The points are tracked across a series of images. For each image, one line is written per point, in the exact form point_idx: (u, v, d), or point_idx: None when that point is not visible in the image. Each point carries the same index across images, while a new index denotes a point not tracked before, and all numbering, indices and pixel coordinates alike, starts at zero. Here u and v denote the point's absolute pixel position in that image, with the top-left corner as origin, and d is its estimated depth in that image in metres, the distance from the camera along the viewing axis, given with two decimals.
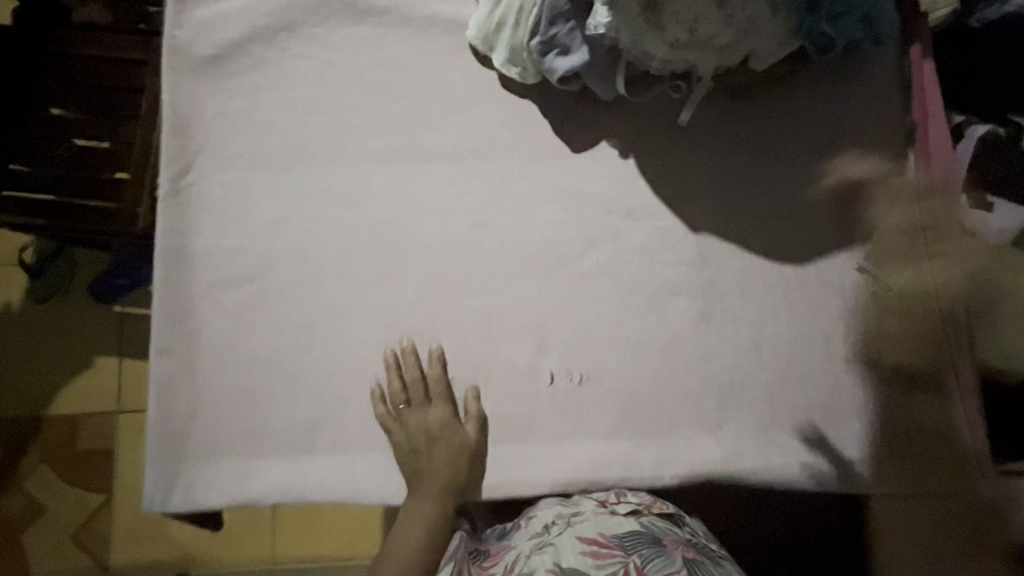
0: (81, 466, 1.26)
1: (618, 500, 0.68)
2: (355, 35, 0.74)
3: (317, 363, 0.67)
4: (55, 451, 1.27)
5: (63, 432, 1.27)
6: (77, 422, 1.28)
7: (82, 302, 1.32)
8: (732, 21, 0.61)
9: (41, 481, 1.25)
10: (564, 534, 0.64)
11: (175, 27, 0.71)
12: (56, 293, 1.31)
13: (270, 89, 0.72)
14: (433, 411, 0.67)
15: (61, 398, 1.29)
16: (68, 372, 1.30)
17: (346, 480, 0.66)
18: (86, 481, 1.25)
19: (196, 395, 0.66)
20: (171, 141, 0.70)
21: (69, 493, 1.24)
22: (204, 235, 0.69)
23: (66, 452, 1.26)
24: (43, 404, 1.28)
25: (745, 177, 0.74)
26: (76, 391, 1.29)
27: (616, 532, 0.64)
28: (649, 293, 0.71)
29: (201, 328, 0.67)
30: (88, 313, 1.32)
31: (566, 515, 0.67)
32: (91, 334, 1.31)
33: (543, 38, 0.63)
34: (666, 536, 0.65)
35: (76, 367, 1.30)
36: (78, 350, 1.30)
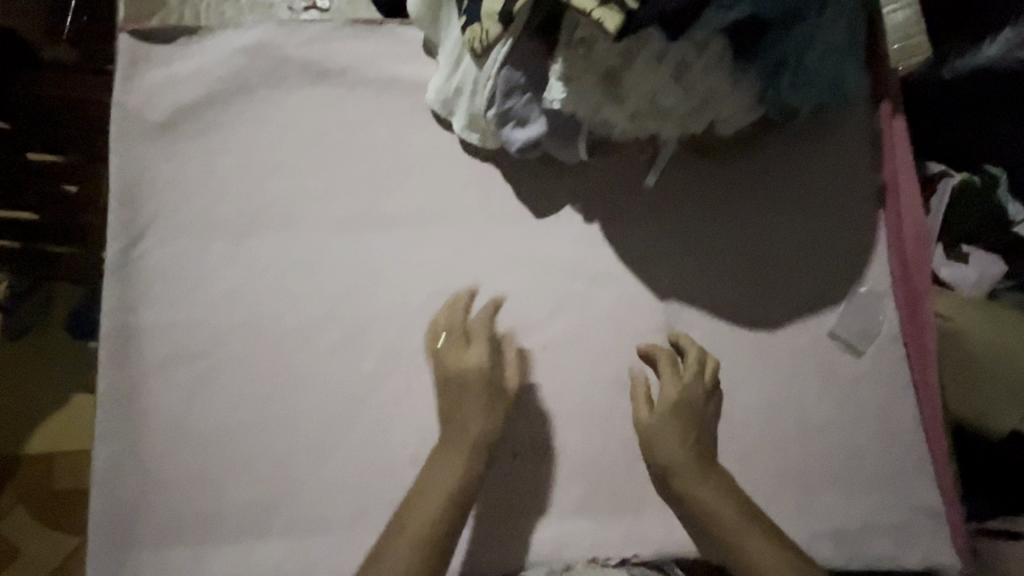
0: (58, 506, 1.24)
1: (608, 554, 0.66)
2: (312, 96, 0.71)
3: (272, 442, 0.66)
4: (30, 491, 1.25)
5: (39, 471, 1.26)
6: (53, 461, 1.26)
7: (60, 338, 1.32)
8: (691, 93, 0.59)
9: (16, 523, 1.23)
10: None
11: (124, 94, 0.69)
12: (33, 328, 1.31)
13: (223, 153, 0.69)
14: (472, 350, 0.64)
15: (39, 435, 1.28)
16: (44, 409, 1.28)
17: (302, 563, 0.64)
18: (63, 521, 1.24)
19: (146, 479, 0.64)
20: (120, 211, 0.67)
21: (45, 535, 1.22)
22: (154, 309, 0.67)
23: (43, 492, 1.25)
24: (19, 442, 1.27)
25: (713, 239, 0.72)
26: (52, 429, 1.28)
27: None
28: (615, 363, 0.70)
29: (152, 408, 0.65)
30: (67, 348, 1.31)
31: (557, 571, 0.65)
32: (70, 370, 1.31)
33: (498, 111, 0.62)
34: None
35: (53, 403, 1.29)
36: (57, 387, 1.30)
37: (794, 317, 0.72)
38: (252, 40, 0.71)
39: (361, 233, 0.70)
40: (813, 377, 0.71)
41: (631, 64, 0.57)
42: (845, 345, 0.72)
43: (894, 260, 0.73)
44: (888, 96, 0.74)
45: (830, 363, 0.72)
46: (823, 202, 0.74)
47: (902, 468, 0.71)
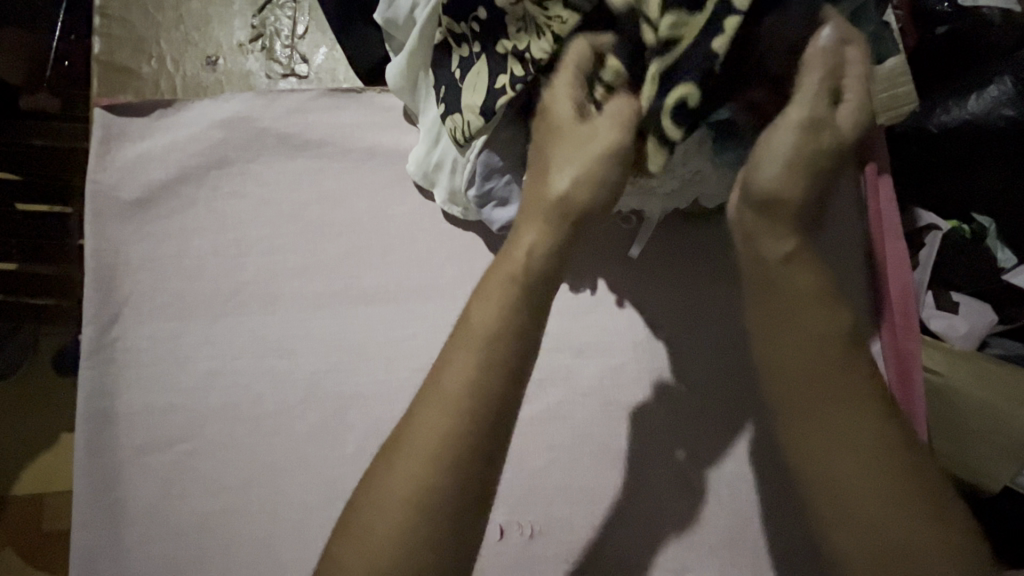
0: (46, 550, 1.23)
1: None
2: (289, 169, 0.70)
3: (254, 529, 0.64)
4: (17, 535, 1.23)
5: (27, 514, 1.24)
6: (42, 502, 1.25)
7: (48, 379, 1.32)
8: (673, 173, 0.59)
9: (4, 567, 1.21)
10: None
11: (99, 171, 0.68)
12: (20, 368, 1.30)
13: (201, 231, 0.69)
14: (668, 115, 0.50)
15: (27, 476, 1.26)
16: (33, 450, 1.28)
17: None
18: (51, 565, 1.22)
19: (121, 570, 0.63)
20: (95, 293, 0.66)
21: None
22: (132, 392, 0.66)
23: (31, 535, 1.23)
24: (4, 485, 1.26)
25: (700, 307, 0.72)
26: (41, 470, 1.27)
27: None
28: (602, 437, 0.69)
29: (129, 497, 0.64)
30: (56, 388, 1.31)
31: None
32: (62, 410, 1.31)
33: (479, 192, 0.62)
34: None
35: (43, 444, 1.29)
36: (47, 427, 1.30)
37: None
38: (227, 113, 0.70)
39: (342, 308, 0.69)
40: None
41: None
42: None
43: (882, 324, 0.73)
44: (873, 157, 0.75)
45: None
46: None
47: None
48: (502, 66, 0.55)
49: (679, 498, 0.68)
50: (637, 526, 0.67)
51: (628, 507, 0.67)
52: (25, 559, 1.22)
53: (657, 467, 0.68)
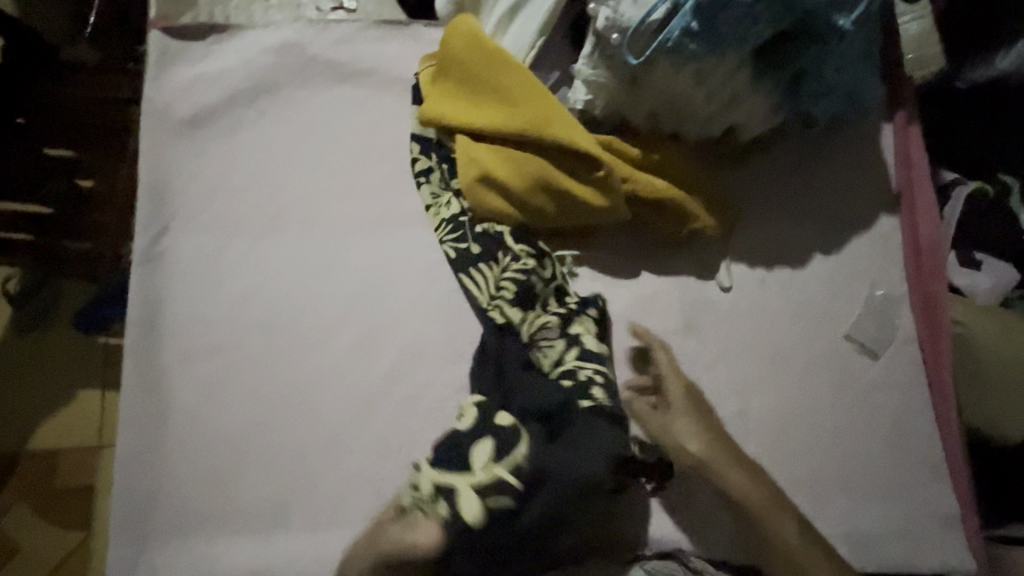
0: (56, 505, 1.18)
1: None
2: (336, 96, 0.72)
3: (290, 437, 0.66)
4: (32, 489, 1.19)
5: (40, 470, 1.20)
6: (56, 457, 1.21)
7: (65, 334, 1.27)
8: (713, 97, 0.61)
9: (16, 520, 1.17)
10: None
11: (154, 89, 0.70)
12: (41, 323, 1.26)
13: (248, 152, 0.71)
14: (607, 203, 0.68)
15: (40, 432, 1.22)
16: (44, 407, 1.23)
17: (307, 557, 0.63)
18: (61, 519, 1.17)
19: (165, 471, 0.64)
20: (147, 204, 0.68)
21: (42, 535, 1.16)
22: (178, 303, 0.67)
23: (43, 491, 1.19)
24: (22, 440, 1.21)
25: (730, 244, 0.73)
26: (56, 425, 1.23)
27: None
28: (633, 364, 0.70)
29: (170, 402, 0.65)
30: (71, 342, 1.26)
31: None
32: (70, 360, 1.26)
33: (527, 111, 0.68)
34: None
35: (54, 402, 1.23)
36: (58, 386, 1.24)
37: (813, 331, 0.72)
38: (280, 41, 0.73)
39: (383, 232, 0.70)
40: (830, 380, 0.71)
41: (652, 71, 0.59)
42: (861, 349, 0.72)
43: (909, 267, 0.74)
44: (901, 106, 0.76)
45: (848, 366, 0.71)
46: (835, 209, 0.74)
47: (921, 474, 0.70)
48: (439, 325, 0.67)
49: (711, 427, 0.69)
50: None
51: None
52: (35, 510, 1.18)
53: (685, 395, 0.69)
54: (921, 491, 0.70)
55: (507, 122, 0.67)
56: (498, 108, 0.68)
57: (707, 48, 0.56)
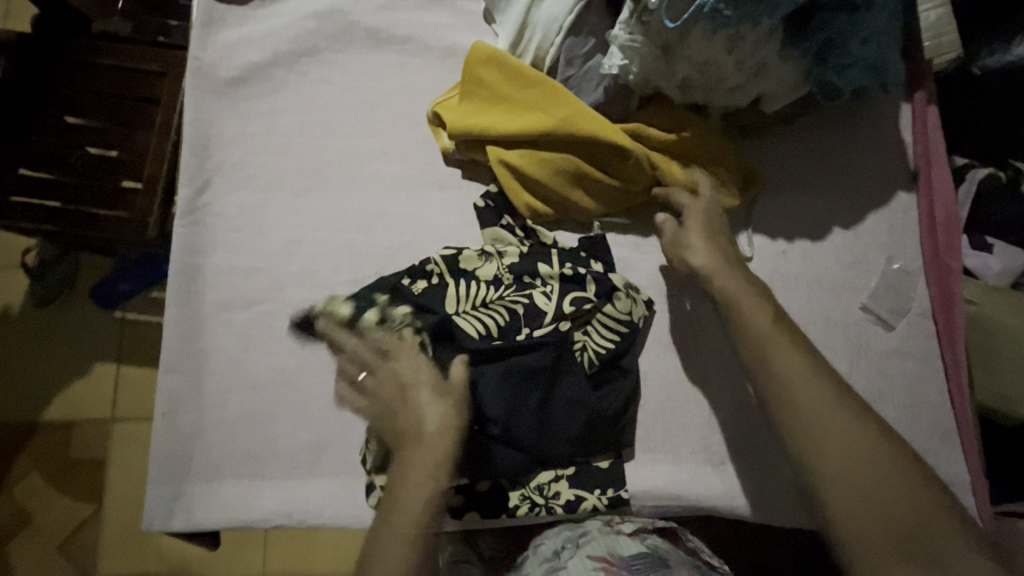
0: (71, 474, 1.19)
1: (623, 521, 0.65)
2: (375, 62, 0.75)
3: (324, 386, 0.68)
4: (48, 457, 1.19)
5: (58, 438, 1.20)
6: (72, 427, 1.21)
7: (82, 307, 1.26)
8: (743, 66, 0.64)
9: (31, 489, 1.18)
10: (575, 557, 0.59)
11: (199, 49, 0.73)
12: (60, 295, 1.25)
13: (289, 112, 0.73)
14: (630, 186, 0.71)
15: (59, 401, 1.22)
16: (61, 376, 1.23)
17: (333, 516, 0.65)
18: (78, 487, 1.18)
19: (203, 414, 0.66)
20: (190, 158, 0.70)
21: (61, 501, 1.17)
22: (219, 254, 0.69)
23: (60, 459, 1.19)
24: (38, 408, 1.21)
25: (754, 216, 0.75)
26: (73, 396, 1.22)
27: (626, 551, 0.60)
28: (655, 327, 0.72)
29: (210, 348, 0.68)
30: (88, 314, 1.25)
31: (574, 538, 0.63)
32: (85, 330, 1.25)
33: (561, 77, 0.70)
34: (675, 559, 0.60)
35: (72, 372, 1.23)
36: (75, 357, 1.24)
37: (832, 301, 0.74)
38: (322, 6, 0.75)
39: (418, 192, 0.73)
40: (846, 347, 0.73)
41: (687, 38, 0.61)
42: (877, 320, 0.74)
43: (925, 242, 0.76)
44: (922, 87, 0.79)
45: (864, 335, 0.74)
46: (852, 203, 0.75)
47: (931, 442, 0.72)
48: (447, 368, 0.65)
49: (731, 390, 0.71)
50: (686, 411, 0.70)
51: (677, 396, 0.71)
52: (51, 478, 1.18)
53: (705, 359, 0.72)
54: (934, 456, 0.72)
55: (517, 130, 0.68)
56: (506, 115, 0.70)
57: (743, 13, 0.58)
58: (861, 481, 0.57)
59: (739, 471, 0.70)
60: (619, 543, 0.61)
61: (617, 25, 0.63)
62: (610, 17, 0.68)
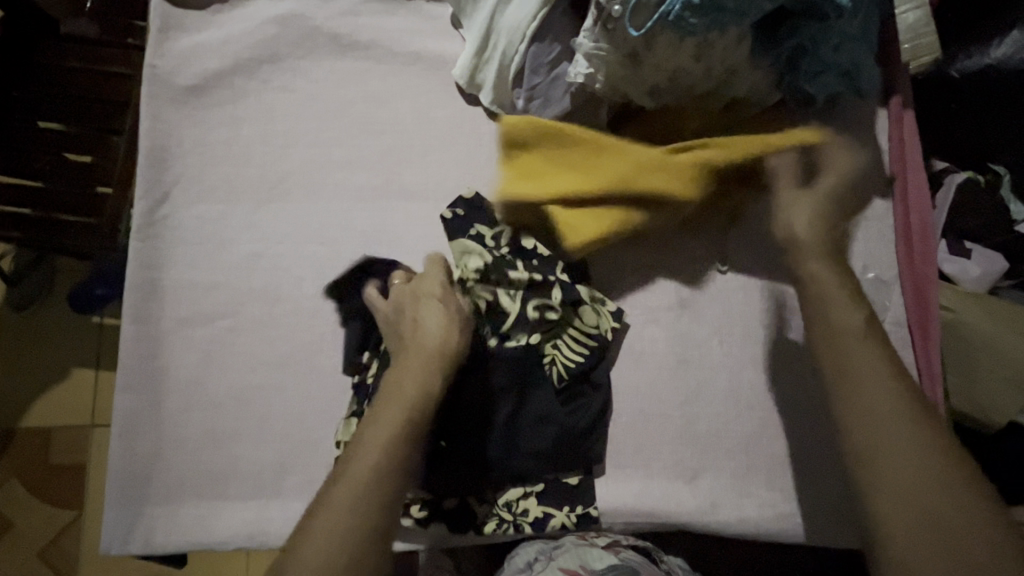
0: (48, 484, 1.17)
1: (598, 534, 0.67)
2: (338, 68, 0.73)
3: (287, 403, 0.66)
4: (23, 467, 1.17)
5: (34, 448, 1.18)
6: (48, 437, 1.19)
7: (55, 315, 1.23)
8: (711, 73, 0.63)
9: (7, 499, 1.16)
10: (546, 569, 0.63)
11: (156, 56, 0.70)
12: (33, 303, 1.22)
13: (250, 121, 0.71)
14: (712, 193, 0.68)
15: (34, 411, 1.20)
16: (35, 386, 1.20)
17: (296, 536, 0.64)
18: (56, 497, 1.16)
19: (163, 434, 0.64)
20: (148, 170, 0.68)
21: (37, 512, 1.15)
22: (179, 268, 0.68)
23: (35, 469, 1.17)
24: (12, 418, 1.19)
25: (725, 225, 0.74)
26: (48, 405, 1.20)
27: (596, 564, 0.62)
28: (627, 338, 0.71)
29: (169, 366, 0.66)
30: (62, 322, 1.23)
31: (547, 551, 0.66)
32: (59, 338, 1.23)
33: (526, 87, 0.68)
34: (643, 568, 0.62)
35: (46, 382, 1.21)
36: (48, 366, 1.21)
37: None
38: (283, 11, 0.73)
39: (384, 203, 0.71)
40: None
41: (654, 45, 0.60)
42: None
43: (901, 249, 0.75)
44: (898, 92, 0.77)
45: None
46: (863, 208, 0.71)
47: None
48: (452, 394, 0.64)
49: (703, 402, 0.70)
50: (658, 424, 0.69)
51: (648, 409, 0.70)
52: (27, 488, 1.16)
53: (678, 370, 0.71)
54: None
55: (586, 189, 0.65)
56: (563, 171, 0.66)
57: (708, 22, 0.56)
58: (909, 471, 0.53)
59: (712, 483, 0.69)
60: (589, 555, 0.63)
61: (583, 32, 0.61)
62: (576, 23, 0.66)
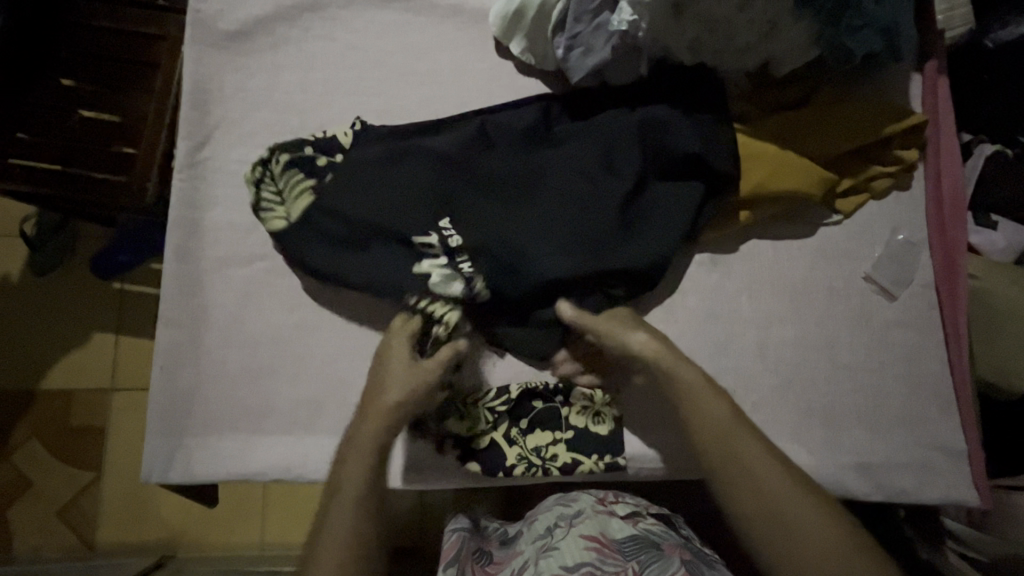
0: (72, 441, 1.19)
1: (616, 501, 0.71)
2: (378, 19, 0.74)
3: (324, 342, 0.67)
4: (49, 425, 1.19)
5: (59, 406, 1.20)
6: (72, 396, 1.20)
7: (83, 276, 1.25)
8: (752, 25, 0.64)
9: (32, 456, 1.18)
10: (568, 535, 0.65)
11: (200, 2, 0.71)
12: (59, 264, 1.23)
13: (290, 68, 0.72)
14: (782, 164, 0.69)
15: (59, 369, 1.21)
16: (61, 346, 1.22)
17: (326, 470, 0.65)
18: (79, 455, 1.18)
19: (201, 368, 0.66)
20: (191, 113, 0.70)
21: (61, 469, 1.17)
22: (217, 211, 0.69)
23: (60, 426, 1.19)
24: (38, 376, 1.21)
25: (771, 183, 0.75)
26: (73, 365, 1.21)
27: (617, 533, 0.65)
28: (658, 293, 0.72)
29: (208, 305, 0.67)
30: (88, 283, 1.24)
31: (567, 517, 0.68)
32: (83, 298, 1.23)
33: (568, 36, 0.68)
34: (665, 541, 0.65)
35: (71, 341, 1.22)
36: (73, 327, 1.23)
37: (835, 268, 0.74)
38: None
39: None
40: (848, 318, 0.73)
41: None
42: (879, 290, 0.74)
43: (930, 213, 0.76)
44: (934, 57, 0.78)
45: (866, 305, 0.73)
46: (889, 186, 0.75)
47: (930, 412, 0.72)
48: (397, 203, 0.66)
49: (730, 356, 0.71)
50: None
51: None
52: (50, 445, 1.18)
53: (707, 325, 0.72)
54: (933, 425, 0.72)
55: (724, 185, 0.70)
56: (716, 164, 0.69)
57: None
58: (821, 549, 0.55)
59: None
60: (610, 525, 0.66)
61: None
62: None
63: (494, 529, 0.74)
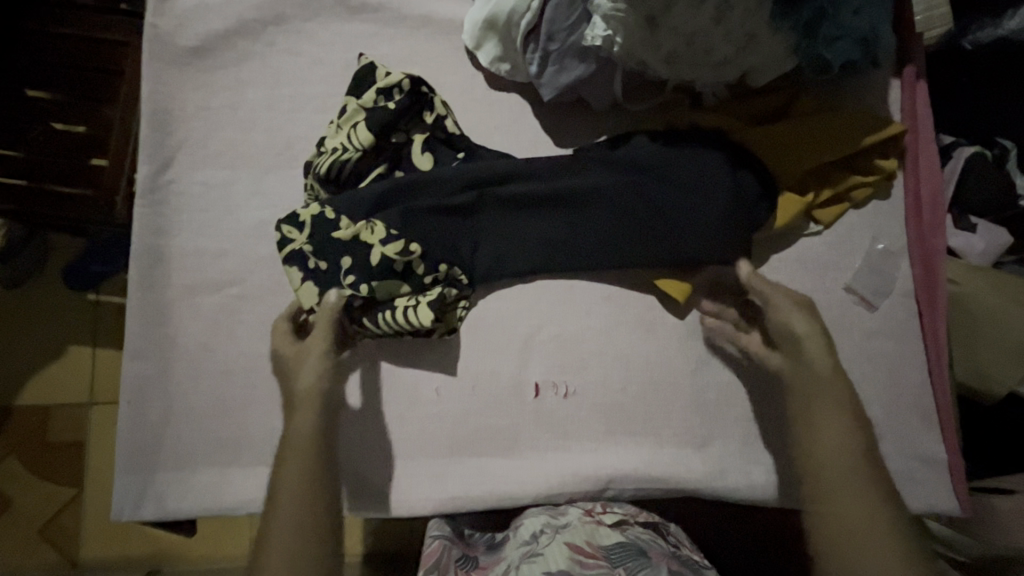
0: (50, 459, 1.13)
1: (604, 510, 0.68)
2: (346, 32, 0.71)
3: None
4: (26, 443, 1.13)
5: (33, 424, 1.14)
6: (49, 411, 1.15)
7: (55, 289, 1.17)
8: (729, 37, 0.62)
9: (7, 475, 1.12)
10: (553, 542, 0.63)
11: (157, 16, 0.68)
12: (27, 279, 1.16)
13: (254, 84, 0.69)
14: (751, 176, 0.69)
15: (33, 384, 1.15)
16: (32, 364, 1.15)
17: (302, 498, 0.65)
18: (56, 474, 1.13)
19: (170, 399, 0.64)
20: (151, 133, 0.67)
21: (37, 487, 1.12)
22: (182, 236, 0.66)
23: (37, 445, 1.13)
24: (8, 396, 1.14)
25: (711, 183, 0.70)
26: (44, 381, 1.15)
27: (604, 541, 0.62)
28: (637, 311, 0.71)
29: (176, 333, 0.65)
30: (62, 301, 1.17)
31: (553, 525, 0.66)
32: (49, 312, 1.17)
33: (541, 51, 0.67)
34: (651, 549, 0.63)
35: (43, 357, 1.15)
36: (46, 343, 1.16)
37: (816, 281, 0.73)
38: None
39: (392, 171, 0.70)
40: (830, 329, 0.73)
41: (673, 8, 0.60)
42: (859, 300, 0.74)
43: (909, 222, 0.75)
44: (911, 61, 0.77)
45: (846, 316, 0.73)
46: (869, 195, 0.75)
47: (909, 420, 0.73)
48: (452, 258, 0.67)
49: (714, 370, 0.71)
50: (669, 394, 0.70)
51: (659, 377, 0.70)
52: (26, 465, 1.13)
53: (687, 339, 0.71)
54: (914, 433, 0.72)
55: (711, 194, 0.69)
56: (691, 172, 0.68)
57: None
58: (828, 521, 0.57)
59: (721, 451, 0.70)
60: (597, 533, 0.64)
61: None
62: None
63: (480, 538, 0.71)
